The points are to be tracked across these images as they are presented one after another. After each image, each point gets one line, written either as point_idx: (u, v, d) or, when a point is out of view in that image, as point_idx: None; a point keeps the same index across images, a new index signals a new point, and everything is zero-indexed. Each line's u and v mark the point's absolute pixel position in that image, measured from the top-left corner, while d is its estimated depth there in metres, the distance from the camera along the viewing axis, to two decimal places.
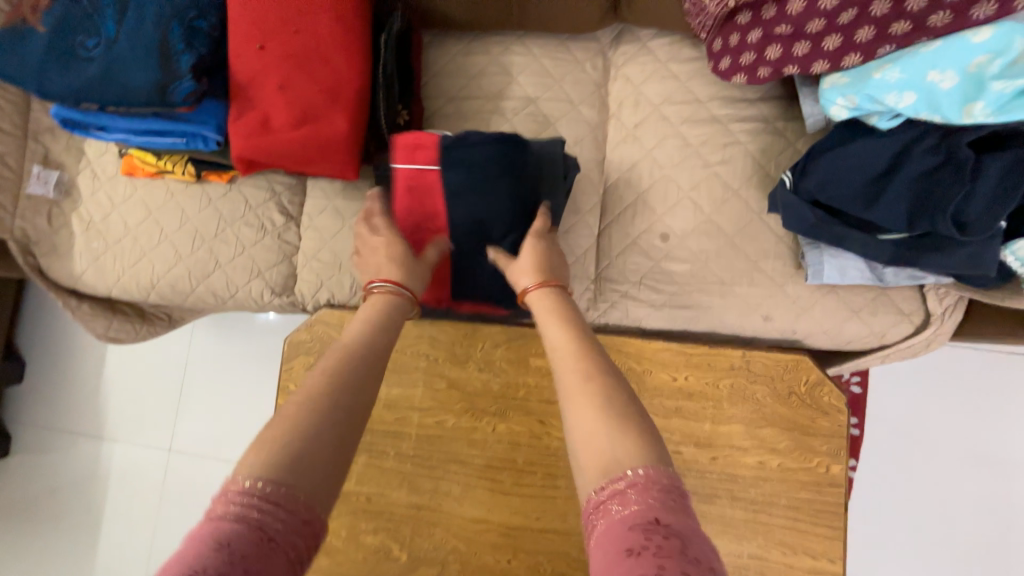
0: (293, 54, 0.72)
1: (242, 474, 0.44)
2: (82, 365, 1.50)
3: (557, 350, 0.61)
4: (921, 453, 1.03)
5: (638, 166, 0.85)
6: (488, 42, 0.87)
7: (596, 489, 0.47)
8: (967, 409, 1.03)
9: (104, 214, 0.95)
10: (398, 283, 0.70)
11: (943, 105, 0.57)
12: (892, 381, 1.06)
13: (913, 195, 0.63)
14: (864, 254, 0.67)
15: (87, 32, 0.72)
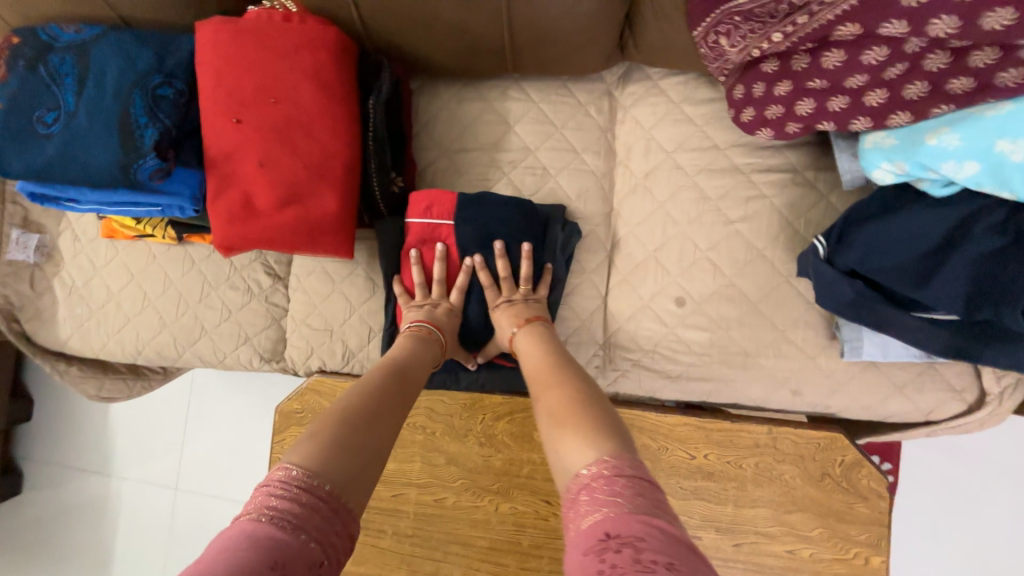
0: (271, 127, 0.65)
1: (299, 471, 0.45)
2: (88, 406, 1.47)
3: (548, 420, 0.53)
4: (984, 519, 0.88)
5: (649, 222, 0.77)
6: (481, 88, 0.79)
7: (564, 497, 0.45)
8: None
9: (87, 278, 0.91)
10: (435, 328, 0.70)
11: (1012, 179, 0.48)
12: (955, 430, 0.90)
13: (975, 279, 0.54)
14: (910, 338, 0.59)
15: (47, 106, 0.67)
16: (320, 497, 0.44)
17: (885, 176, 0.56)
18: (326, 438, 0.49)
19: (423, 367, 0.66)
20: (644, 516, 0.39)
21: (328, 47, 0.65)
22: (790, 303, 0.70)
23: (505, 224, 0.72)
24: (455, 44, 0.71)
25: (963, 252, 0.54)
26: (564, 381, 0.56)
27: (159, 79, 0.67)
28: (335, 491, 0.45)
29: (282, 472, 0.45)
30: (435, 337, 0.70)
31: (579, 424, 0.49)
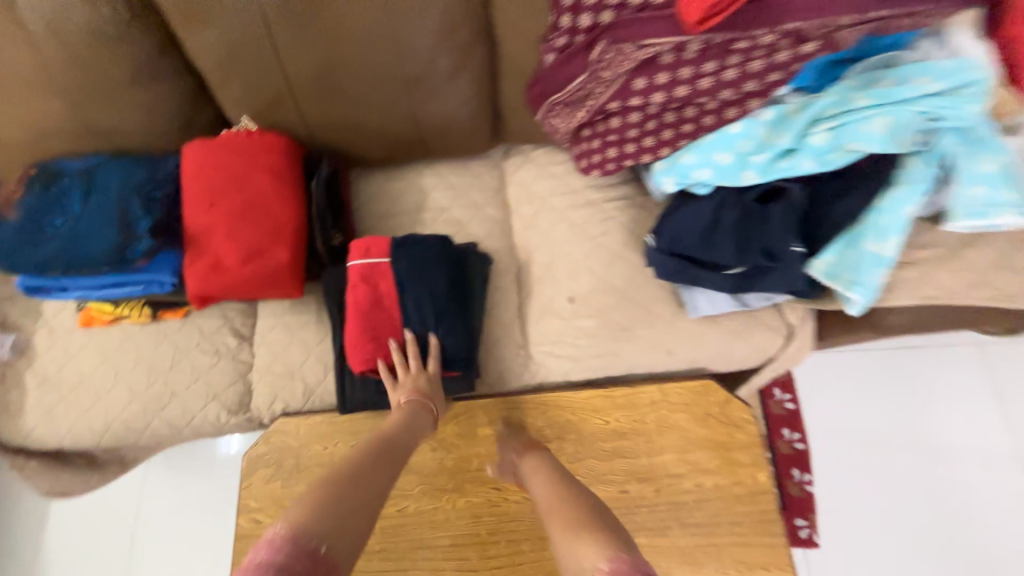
0: (237, 207, 0.87)
1: (290, 528, 0.52)
2: (17, 532, 1.34)
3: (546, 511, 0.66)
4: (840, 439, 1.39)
5: (540, 247, 1.03)
6: (403, 170, 1.08)
7: None
8: (855, 401, 1.43)
9: (59, 366, 1.00)
10: (429, 400, 0.82)
11: (728, 174, 0.79)
12: (806, 384, 1.45)
13: (735, 239, 0.80)
14: (717, 287, 0.83)
15: (54, 214, 0.85)
16: (306, 551, 0.51)
17: (668, 187, 0.86)
18: (314, 497, 0.56)
19: (412, 436, 0.76)
20: None
21: (281, 150, 0.91)
22: (646, 285, 0.96)
23: (431, 257, 0.90)
24: (378, 142, 1.00)
25: (721, 225, 0.82)
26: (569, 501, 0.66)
27: (151, 185, 0.88)
28: (319, 545, 0.52)
29: (274, 531, 0.52)
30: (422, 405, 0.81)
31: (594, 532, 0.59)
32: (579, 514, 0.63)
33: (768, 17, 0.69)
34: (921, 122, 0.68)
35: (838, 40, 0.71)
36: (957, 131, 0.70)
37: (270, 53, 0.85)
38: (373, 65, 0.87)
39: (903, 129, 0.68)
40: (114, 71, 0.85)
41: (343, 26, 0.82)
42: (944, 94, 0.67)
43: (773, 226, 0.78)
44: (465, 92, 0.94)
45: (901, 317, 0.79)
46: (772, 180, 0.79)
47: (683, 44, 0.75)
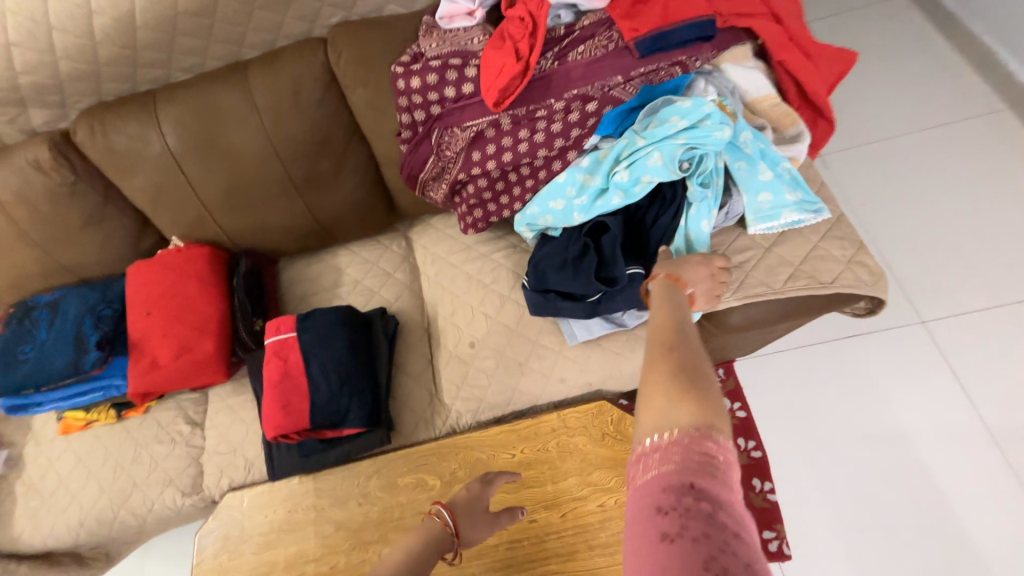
0: (168, 310, 1.03)
1: None
2: None
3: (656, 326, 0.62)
4: (797, 441, 1.38)
5: (442, 301, 1.14)
6: (322, 255, 1.24)
7: (646, 441, 0.49)
8: (806, 398, 1.42)
9: (43, 472, 1.14)
10: (456, 523, 0.81)
11: (564, 217, 0.91)
12: (754, 388, 1.47)
13: (582, 271, 0.88)
14: (577, 315, 0.90)
15: (26, 342, 1.04)
16: None
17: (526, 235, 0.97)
18: None
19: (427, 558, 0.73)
20: (701, 477, 0.45)
21: (204, 257, 1.08)
22: (533, 321, 1.05)
23: (332, 323, 1.04)
24: (293, 236, 1.17)
25: (571, 260, 0.89)
26: (672, 355, 0.56)
27: (103, 305, 1.06)
28: None
29: None
30: (447, 533, 0.78)
31: (685, 397, 0.50)
32: (677, 374, 0.53)
33: (554, 89, 0.86)
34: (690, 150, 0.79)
35: (615, 97, 0.85)
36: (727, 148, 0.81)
37: (185, 184, 1.04)
38: (267, 178, 1.05)
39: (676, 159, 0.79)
40: (66, 221, 1.05)
41: (238, 153, 1.01)
42: (696, 127, 0.78)
43: (610, 255, 0.86)
44: (353, 183, 1.10)
45: (741, 314, 0.83)
46: (600, 215, 0.88)
47: (497, 120, 0.90)
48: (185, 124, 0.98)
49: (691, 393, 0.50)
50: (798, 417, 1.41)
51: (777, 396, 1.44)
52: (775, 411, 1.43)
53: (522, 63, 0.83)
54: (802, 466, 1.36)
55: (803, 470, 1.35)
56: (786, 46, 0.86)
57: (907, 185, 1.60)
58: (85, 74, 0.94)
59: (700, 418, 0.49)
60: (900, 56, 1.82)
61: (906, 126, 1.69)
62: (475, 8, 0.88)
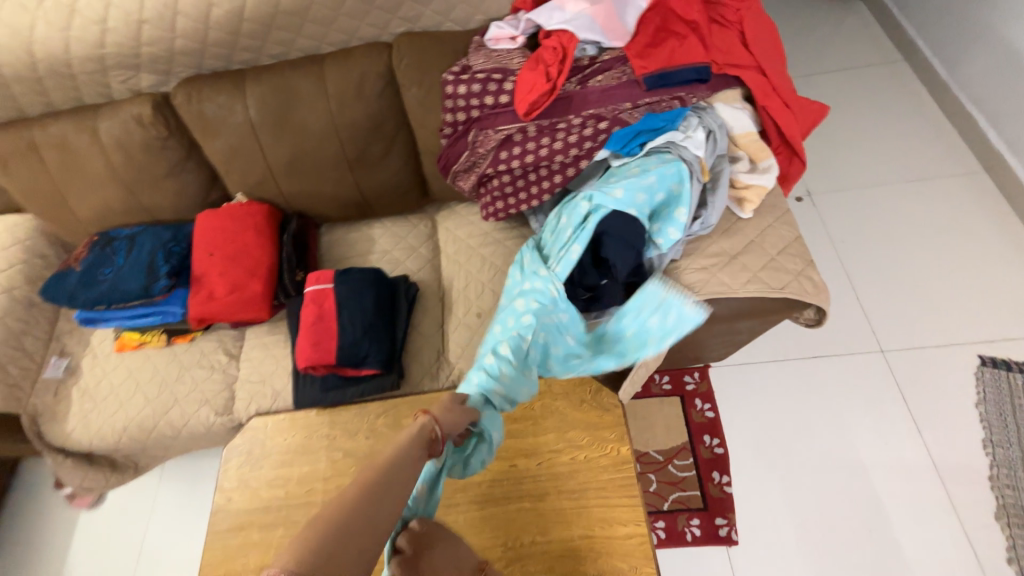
0: (226, 253, 1.22)
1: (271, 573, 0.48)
2: (53, 537, 1.73)
3: None
4: (756, 443, 1.53)
5: (458, 276, 1.33)
6: (358, 225, 1.43)
7: None
8: (769, 405, 1.58)
9: (96, 381, 1.32)
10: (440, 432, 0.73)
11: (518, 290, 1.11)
12: (725, 392, 1.62)
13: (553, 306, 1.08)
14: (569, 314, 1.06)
15: (104, 265, 1.22)
16: None
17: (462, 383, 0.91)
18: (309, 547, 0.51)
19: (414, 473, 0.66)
20: None
21: (262, 213, 1.28)
22: None
23: (363, 281, 1.22)
24: (337, 205, 1.36)
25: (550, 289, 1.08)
26: None
27: (173, 243, 1.25)
28: None
29: None
30: (434, 436, 0.72)
31: None
32: None
33: (574, 107, 1.05)
34: (587, 358, 0.98)
35: (623, 119, 1.03)
36: (615, 353, 1.00)
37: (256, 150, 1.24)
38: (325, 153, 1.25)
39: (574, 360, 1.01)
40: (155, 169, 1.25)
41: (304, 130, 1.21)
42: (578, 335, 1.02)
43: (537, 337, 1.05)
44: (395, 167, 1.30)
45: (707, 309, 0.99)
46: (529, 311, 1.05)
47: (524, 127, 1.08)
48: (266, 101, 1.18)
49: None
50: (761, 422, 1.56)
51: (744, 402, 1.60)
52: (741, 414, 1.58)
53: (550, 83, 1.02)
54: (759, 466, 1.50)
55: (759, 470, 1.50)
56: (768, 94, 1.04)
57: (886, 229, 1.77)
58: (194, 50, 1.15)
59: None
60: (894, 114, 1.99)
61: (891, 178, 1.86)
62: (517, 35, 1.08)
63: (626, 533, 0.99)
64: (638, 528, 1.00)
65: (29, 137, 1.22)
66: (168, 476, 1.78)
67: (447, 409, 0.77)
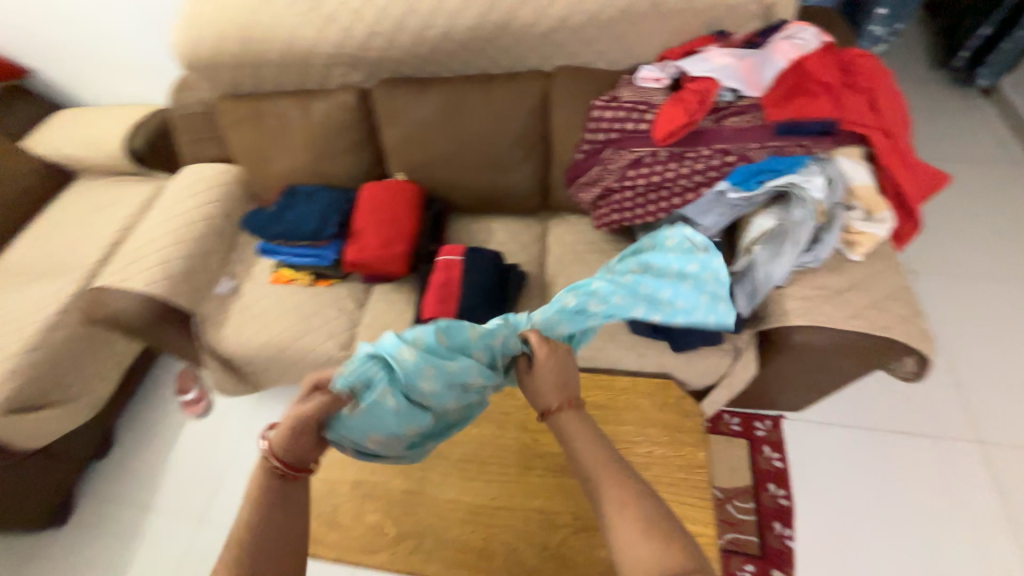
0: (381, 216, 1.48)
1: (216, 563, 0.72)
2: (164, 437, 2.01)
3: (594, 479, 0.78)
4: (826, 504, 1.49)
5: (561, 274, 1.48)
6: (480, 218, 1.65)
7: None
8: (844, 469, 1.54)
9: (251, 303, 1.60)
10: (270, 449, 0.78)
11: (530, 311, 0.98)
12: (797, 445, 1.60)
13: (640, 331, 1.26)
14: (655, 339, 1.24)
15: (289, 211, 1.53)
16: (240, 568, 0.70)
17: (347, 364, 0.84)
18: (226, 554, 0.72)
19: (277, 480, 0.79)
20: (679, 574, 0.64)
21: (413, 191, 1.53)
22: None
23: (485, 260, 1.42)
24: (469, 197, 1.59)
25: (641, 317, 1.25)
26: (628, 504, 0.73)
27: (342, 203, 1.54)
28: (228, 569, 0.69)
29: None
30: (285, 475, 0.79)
31: (651, 535, 0.68)
32: (646, 516, 0.71)
33: (705, 141, 1.21)
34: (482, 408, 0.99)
35: (749, 156, 1.17)
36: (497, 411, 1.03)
37: (423, 140, 1.51)
38: (475, 152, 1.50)
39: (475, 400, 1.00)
40: (342, 144, 1.57)
41: (464, 130, 1.47)
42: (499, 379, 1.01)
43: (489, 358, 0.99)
44: (527, 172, 1.52)
45: (804, 336, 1.08)
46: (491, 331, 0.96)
47: (656, 151, 1.25)
48: (442, 103, 1.46)
49: (658, 529, 0.69)
50: (834, 485, 1.52)
51: (818, 460, 1.57)
52: (812, 471, 1.55)
53: (689, 118, 1.19)
54: (826, 528, 1.46)
55: (825, 532, 1.45)
56: (892, 155, 1.13)
57: (995, 320, 1.72)
58: (398, 59, 1.45)
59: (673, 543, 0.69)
60: (1016, 210, 1.96)
61: (1006, 271, 1.82)
62: (662, 77, 1.27)
63: (693, 530, 1.04)
64: (706, 528, 1.04)
65: (261, 107, 1.59)
66: (263, 406, 2.03)
67: (281, 442, 0.78)
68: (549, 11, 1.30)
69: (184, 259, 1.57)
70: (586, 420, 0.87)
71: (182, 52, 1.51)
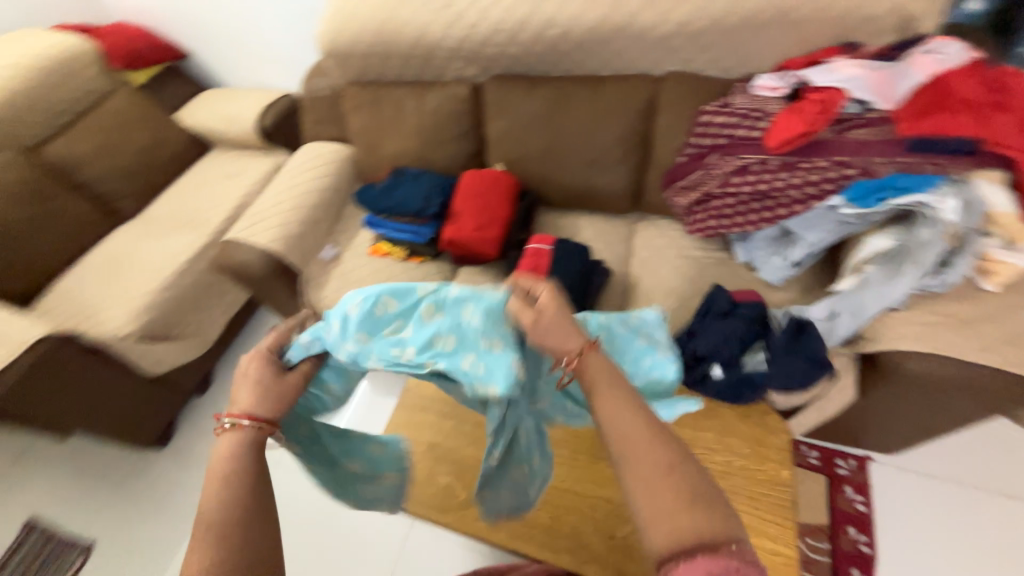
0: (478, 201, 1.56)
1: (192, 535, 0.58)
2: None
3: (628, 438, 0.61)
4: (915, 559, 1.36)
5: (647, 275, 1.49)
6: (569, 213, 1.70)
7: (671, 560, 0.53)
8: (939, 525, 1.40)
9: (349, 269, 1.73)
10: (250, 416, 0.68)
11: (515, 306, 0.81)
12: (885, 491, 1.47)
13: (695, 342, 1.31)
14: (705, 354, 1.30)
15: (397, 189, 1.67)
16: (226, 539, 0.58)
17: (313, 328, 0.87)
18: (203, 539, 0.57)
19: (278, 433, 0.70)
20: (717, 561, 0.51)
21: (510, 180, 1.61)
22: None
23: (575, 253, 1.44)
24: (561, 192, 1.65)
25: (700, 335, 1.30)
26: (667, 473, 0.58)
27: (444, 187, 1.66)
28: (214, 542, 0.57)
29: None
30: (258, 434, 0.68)
31: (690, 509, 0.55)
32: (688, 488, 0.57)
33: (824, 152, 1.18)
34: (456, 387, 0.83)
35: (873, 170, 1.13)
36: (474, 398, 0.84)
37: (526, 133, 1.59)
38: (574, 148, 1.55)
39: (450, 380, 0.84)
40: (451, 132, 1.69)
41: (567, 127, 1.53)
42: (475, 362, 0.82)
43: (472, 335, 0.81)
44: (624, 171, 1.54)
45: (919, 363, 1.04)
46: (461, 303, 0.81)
47: (767, 160, 1.24)
48: (549, 100, 1.53)
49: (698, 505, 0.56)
50: (926, 540, 1.38)
51: (909, 510, 1.43)
52: (901, 521, 1.42)
53: (808, 128, 1.16)
54: None
55: None
56: None
57: None
58: (514, 56, 1.55)
59: (709, 527, 0.54)
60: None
61: None
62: (780, 86, 1.25)
63: (773, 548, 1.00)
64: (788, 548, 1.00)
65: (382, 95, 1.75)
66: None
67: (252, 402, 0.71)
68: (670, 15, 1.32)
69: (300, 223, 1.74)
70: (611, 367, 0.70)
71: (324, 40, 1.70)
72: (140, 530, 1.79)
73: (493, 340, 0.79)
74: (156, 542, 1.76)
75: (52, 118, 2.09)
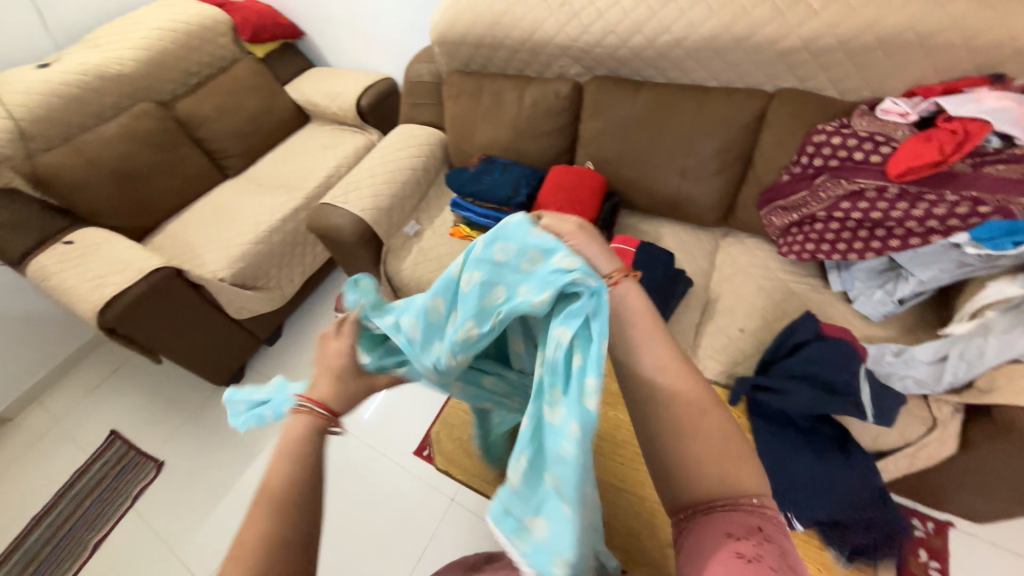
0: (565, 196, 1.58)
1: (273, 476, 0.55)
2: (311, 341, 2.24)
3: (662, 381, 0.60)
4: None
5: (729, 292, 1.45)
6: (651, 220, 1.69)
7: (702, 513, 0.55)
8: None
9: (428, 246, 1.80)
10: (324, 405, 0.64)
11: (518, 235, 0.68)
12: (968, 564, 1.34)
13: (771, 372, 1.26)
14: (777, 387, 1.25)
15: (487, 175, 1.72)
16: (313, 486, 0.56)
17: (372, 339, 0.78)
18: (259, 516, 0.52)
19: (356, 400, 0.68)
20: (747, 523, 0.53)
21: (599, 179, 1.62)
22: None
23: (658, 259, 1.42)
24: (648, 198, 1.64)
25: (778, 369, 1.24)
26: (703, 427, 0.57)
27: (532, 180, 1.70)
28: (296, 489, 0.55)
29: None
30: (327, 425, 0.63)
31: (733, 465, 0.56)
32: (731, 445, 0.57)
33: (955, 185, 1.11)
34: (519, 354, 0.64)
35: (1011, 211, 1.04)
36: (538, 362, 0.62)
37: (621, 135, 1.60)
38: (669, 154, 1.54)
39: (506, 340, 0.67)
40: (545, 126, 1.73)
41: (665, 133, 1.52)
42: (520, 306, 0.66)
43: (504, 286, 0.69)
44: (718, 183, 1.52)
45: None
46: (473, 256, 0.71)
47: (884, 187, 1.19)
48: (651, 104, 1.53)
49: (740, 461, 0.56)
50: None
51: None
52: None
53: (942, 157, 1.10)
54: None
55: None
56: None
57: None
58: (622, 57, 1.56)
59: (746, 488, 0.55)
60: None
61: None
62: (910, 113, 1.19)
63: None
64: None
65: (483, 85, 1.81)
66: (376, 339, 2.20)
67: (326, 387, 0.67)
68: (796, 30, 1.29)
69: (390, 196, 1.83)
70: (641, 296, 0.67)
71: (438, 27, 1.78)
72: (196, 460, 1.89)
73: (530, 257, 0.67)
74: (209, 473, 1.85)
75: (183, 78, 2.33)
